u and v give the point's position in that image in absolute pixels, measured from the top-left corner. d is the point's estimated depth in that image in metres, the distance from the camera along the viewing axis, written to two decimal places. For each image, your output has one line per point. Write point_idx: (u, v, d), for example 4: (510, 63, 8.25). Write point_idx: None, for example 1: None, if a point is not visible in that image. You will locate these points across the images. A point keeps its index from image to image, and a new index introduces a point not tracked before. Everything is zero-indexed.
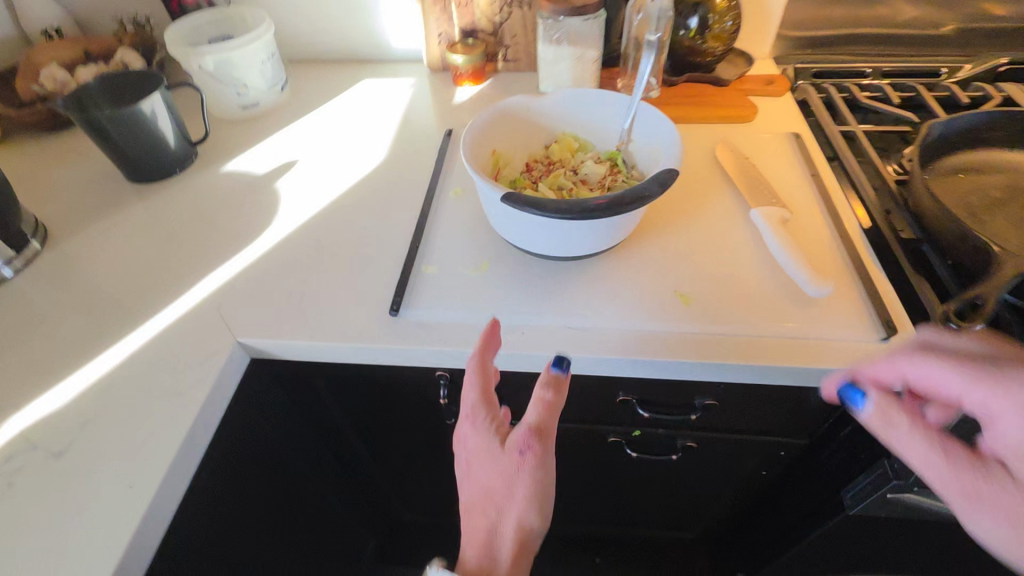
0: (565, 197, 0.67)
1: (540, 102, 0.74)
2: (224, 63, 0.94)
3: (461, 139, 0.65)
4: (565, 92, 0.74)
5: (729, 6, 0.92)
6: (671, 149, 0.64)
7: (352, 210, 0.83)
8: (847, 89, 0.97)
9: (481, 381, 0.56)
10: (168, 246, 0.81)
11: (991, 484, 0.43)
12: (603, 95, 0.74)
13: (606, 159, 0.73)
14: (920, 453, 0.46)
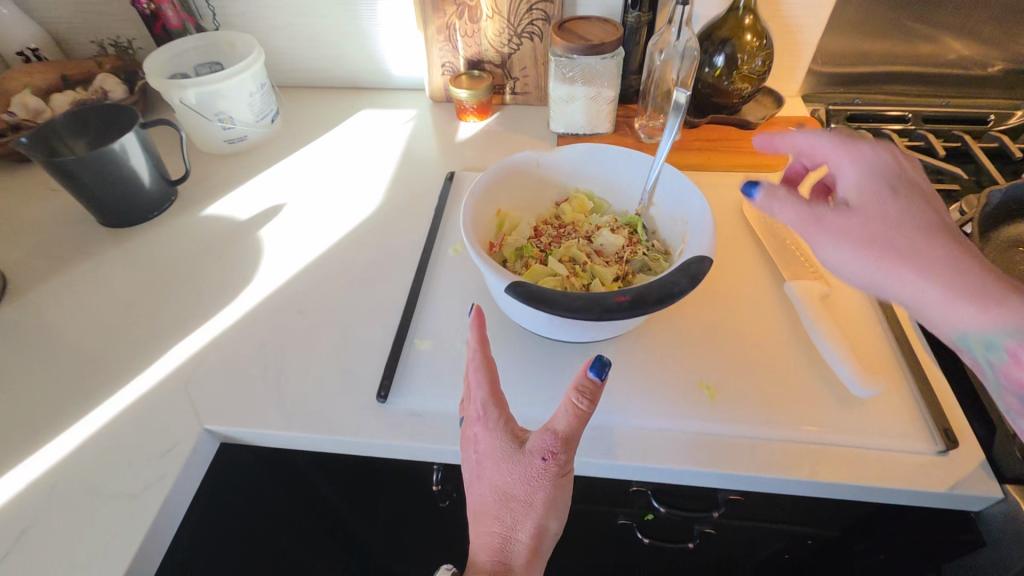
0: (578, 274, 0.60)
1: (549, 158, 0.67)
2: (207, 96, 0.86)
3: (462, 209, 0.58)
4: (577, 147, 0.67)
5: (760, 44, 0.83)
6: (701, 224, 0.56)
7: (342, 266, 0.76)
8: (887, 137, 0.88)
9: (487, 375, 0.51)
10: (137, 302, 0.74)
11: (841, 226, 0.42)
12: (621, 152, 0.66)
13: (623, 225, 0.66)
14: (795, 202, 0.44)
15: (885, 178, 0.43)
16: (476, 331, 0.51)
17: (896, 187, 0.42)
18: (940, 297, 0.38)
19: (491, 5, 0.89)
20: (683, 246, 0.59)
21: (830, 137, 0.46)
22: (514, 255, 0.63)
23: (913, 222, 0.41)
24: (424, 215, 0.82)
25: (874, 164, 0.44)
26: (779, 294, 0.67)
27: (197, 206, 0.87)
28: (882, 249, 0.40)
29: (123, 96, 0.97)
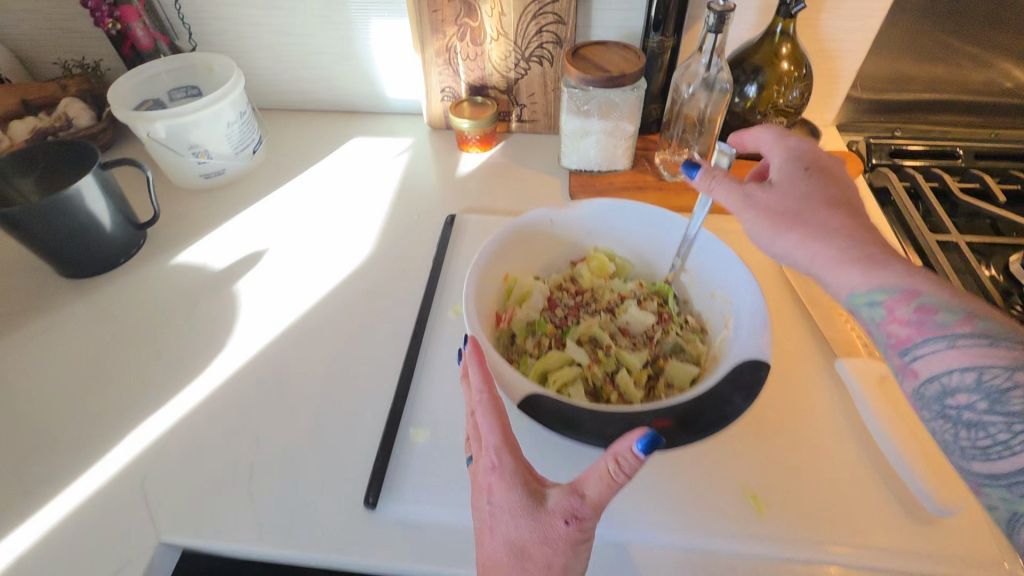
0: (601, 362, 0.51)
1: (564, 215, 0.58)
2: (177, 129, 0.77)
3: (464, 289, 0.49)
4: (596, 204, 0.58)
5: (798, 74, 0.74)
6: (750, 308, 0.48)
7: (327, 327, 0.67)
8: (938, 178, 0.79)
9: (497, 418, 0.41)
10: (92, 370, 0.64)
11: (764, 203, 0.50)
12: (647, 210, 0.57)
13: (652, 296, 0.57)
14: (729, 180, 0.51)
15: (804, 163, 0.51)
16: (476, 366, 0.43)
17: (812, 172, 0.51)
18: (832, 258, 0.46)
19: (497, 26, 0.80)
20: (726, 330, 0.50)
21: (774, 138, 0.55)
22: (525, 332, 0.55)
23: (821, 202, 0.48)
24: (421, 265, 0.73)
25: (796, 158, 0.52)
26: (827, 373, 0.58)
27: (168, 251, 0.78)
28: (798, 223, 0.47)
29: (88, 122, 0.88)
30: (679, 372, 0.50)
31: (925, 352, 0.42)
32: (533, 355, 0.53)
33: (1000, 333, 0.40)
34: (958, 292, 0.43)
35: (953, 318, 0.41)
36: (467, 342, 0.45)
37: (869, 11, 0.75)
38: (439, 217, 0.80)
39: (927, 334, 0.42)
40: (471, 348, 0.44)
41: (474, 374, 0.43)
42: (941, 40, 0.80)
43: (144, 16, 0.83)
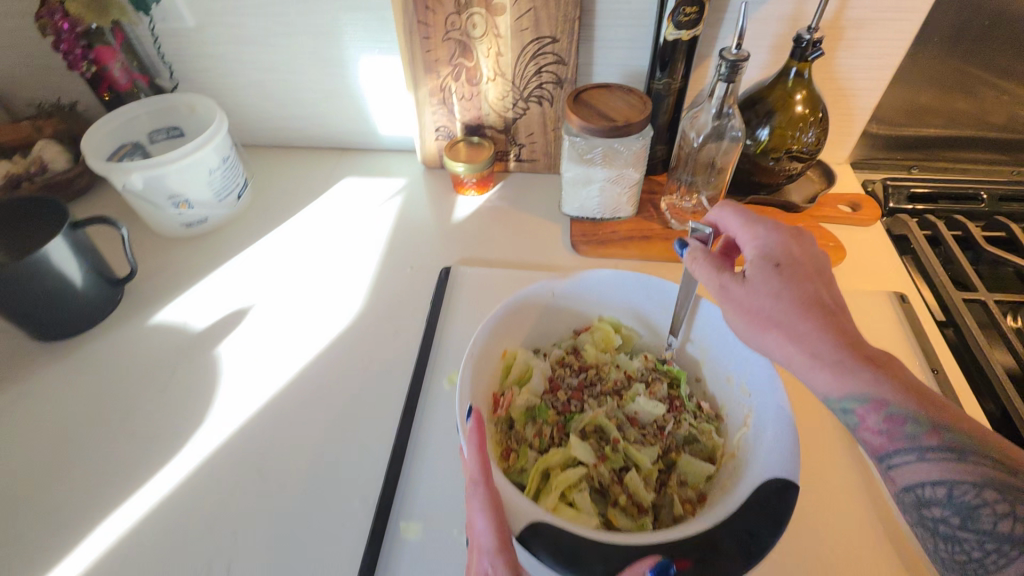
0: (608, 457, 0.48)
1: (564, 286, 0.54)
2: (154, 180, 0.72)
3: (457, 389, 0.45)
4: (599, 273, 0.54)
5: (814, 117, 0.68)
6: (772, 408, 0.43)
7: (312, 397, 0.62)
8: (962, 226, 0.73)
9: (493, 513, 0.36)
10: (62, 450, 0.60)
11: (737, 298, 0.45)
12: (654, 281, 0.53)
13: (660, 373, 0.54)
14: (705, 264, 0.48)
15: (776, 252, 0.46)
16: (475, 446, 0.39)
17: (784, 261, 0.45)
18: (805, 364, 0.42)
19: (493, 66, 0.76)
20: (744, 428, 0.46)
21: (740, 216, 0.48)
22: (525, 419, 0.51)
23: (796, 298, 0.43)
24: (413, 324, 0.69)
25: (767, 243, 0.46)
26: (851, 454, 0.54)
27: (147, 308, 0.74)
28: (773, 325, 0.44)
29: (64, 165, 0.84)
30: (693, 471, 0.46)
31: (898, 461, 0.39)
32: (534, 448, 0.49)
33: (971, 447, 0.36)
34: (934, 395, 0.39)
35: (921, 429, 0.38)
36: (469, 417, 0.42)
37: (889, 49, 0.71)
38: (433, 267, 0.76)
39: (898, 443, 0.39)
40: (472, 426, 0.40)
41: (471, 456, 0.39)
42: (965, 77, 0.75)
43: (121, 54, 0.79)
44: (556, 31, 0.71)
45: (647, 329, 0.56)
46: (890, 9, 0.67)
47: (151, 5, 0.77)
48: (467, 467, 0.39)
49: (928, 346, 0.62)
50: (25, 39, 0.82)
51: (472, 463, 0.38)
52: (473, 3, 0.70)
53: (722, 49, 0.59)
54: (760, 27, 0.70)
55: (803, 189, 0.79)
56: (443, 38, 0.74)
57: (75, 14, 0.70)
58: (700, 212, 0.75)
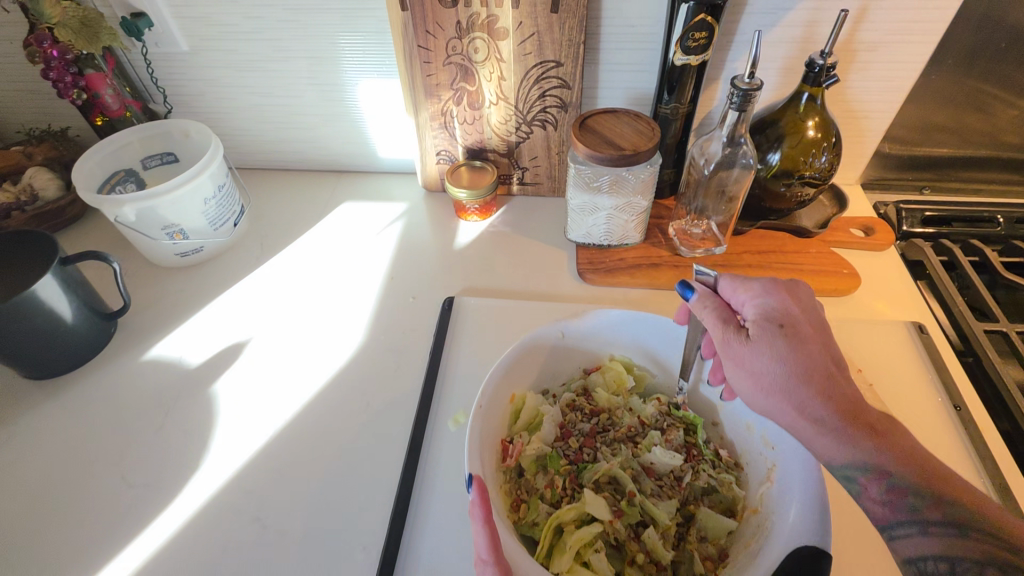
0: (626, 513, 0.46)
1: (575, 326, 0.53)
2: (149, 210, 0.70)
3: (467, 443, 0.44)
4: (612, 312, 0.53)
5: (827, 142, 0.66)
6: (799, 469, 0.42)
7: (313, 440, 0.60)
8: (979, 252, 0.71)
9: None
10: (49, 499, 0.57)
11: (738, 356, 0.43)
12: (668, 323, 0.52)
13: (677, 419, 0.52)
14: (712, 312, 0.46)
15: (778, 312, 0.44)
16: (480, 522, 0.38)
17: (788, 323, 0.43)
18: (815, 428, 0.40)
19: (496, 90, 0.74)
20: (767, 483, 0.45)
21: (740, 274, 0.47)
22: (536, 467, 0.49)
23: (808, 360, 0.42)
24: (416, 359, 0.66)
25: (770, 302, 0.44)
26: None
27: (140, 343, 0.71)
28: (785, 384, 0.41)
29: (55, 193, 0.81)
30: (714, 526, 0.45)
31: (899, 534, 0.37)
32: (547, 502, 0.46)
33: (974, 524, 0.35)
34: (935, 467, 0.38)
35: (923, 501, 0.37)
36: (471, 486, 0.40)
37: (902, 70, 0.69)
38: (435, 297, 0.73)
39: (899, 516, 0.37)
40: (475, 501, 0.38)
41: (479, 533, 0.38)
42: (979, 98, 0.73)
43: (112, 80, 0.77)
44: (560, 55, 0.69)
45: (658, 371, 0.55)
46: (904, 31, 0.65)
47: (144, 30, 0.75)
48: (475, 545, 0.38)
49: (950, 382, 0.60)
50: (13, 63, 0.80)
51: (481, 542, 0.38)
52: (475, 28, 0.68)
53: (733, 77, 0.58)
54: (769, 50, 0.68)
55: (814, 213, 0.78)
56: (444, 63, 0.72)
57: (65, 41, 0.68)
58: (709, 238, 0.74)
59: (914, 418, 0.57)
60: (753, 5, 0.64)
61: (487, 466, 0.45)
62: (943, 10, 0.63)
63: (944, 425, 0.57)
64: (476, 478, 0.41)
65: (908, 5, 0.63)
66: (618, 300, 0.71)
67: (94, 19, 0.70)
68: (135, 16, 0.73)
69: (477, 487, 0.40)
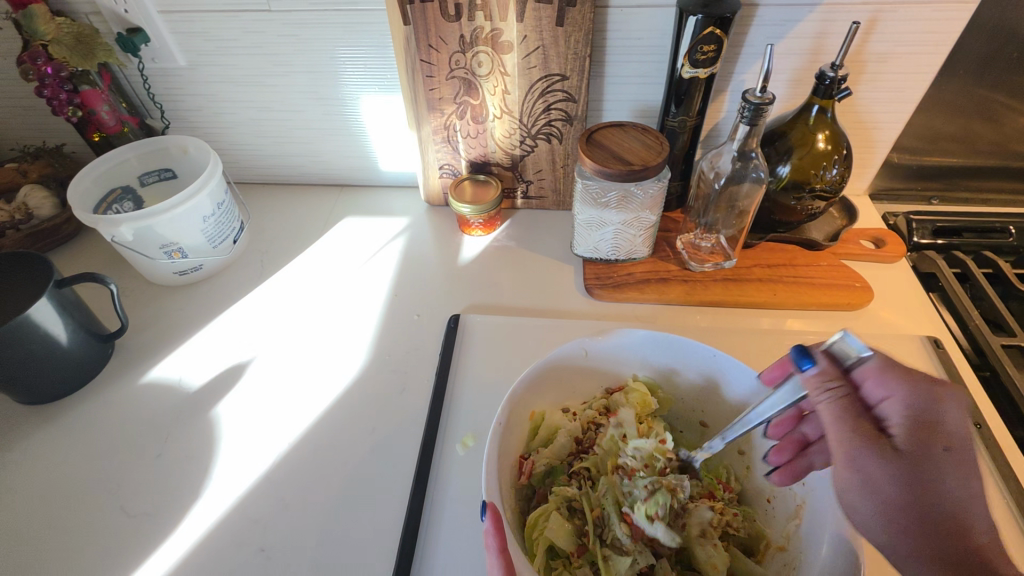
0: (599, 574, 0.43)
1: (605, 342, 0.53)
2: (146, 229, 0.68)
3: (486, 450, 0.43)
4: (644, 331, 0.52)
5: (837, 155, 0.65)
6: (829, 503, 0.42)
7: (317, 468, 0.58)
8: (993, 264, 0.70)
9: None
10: (42, 531, 0.55)
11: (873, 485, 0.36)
12: (701, 347, 0.52)
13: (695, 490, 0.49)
14: (833, 405, 0.38)
15: (934, 432, 0.37)
16: (495, 553, 0.38)
17: (951, 453, 0.36)
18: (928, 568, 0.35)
19: (500, 104, 0.72)
20: (796, 520, 0.45)
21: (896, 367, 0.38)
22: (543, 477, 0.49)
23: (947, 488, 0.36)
24: (421, 380, 0.65)
25: (928, 414, 0.37)
26: None
27: (138, 366, 0.69)
28: (907, 507, 0.36)
29: (50, 211, 0.79)
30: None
31: None
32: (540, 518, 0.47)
33: None
34: None
35: None
36: (483, 511, 0.40)
37: (912, 81, 0.68)
38: (440, 315, 0.72)
39: None
40: (488, 531, 0.38)
41: (493, 562, 0.38)
42: (989, 107, 0.72)
43: (109, 96, 0.75)
44: (565, 69, 0.68)
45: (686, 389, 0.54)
46: (914, 42, 0.64)
47: (141, 45, 0.73)
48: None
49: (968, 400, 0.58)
50: (8, 80, 0.78)
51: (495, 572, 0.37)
52: (479, 42, 0.67)
53: (745, 91, 0.57)
54: (777, 62, 0.68)
55: (825, 225, 0.76)
56: (447, 77, 0.71)
57: (59, 58, 0.67)
58: (718, 252, 0.73)
59: None
60: (762, 17, 0.63)
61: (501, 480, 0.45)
62: (954, 21, 0.62)
63: None
64: (489, 504, 0.40)
65: (918, 16, 0.62)
66: (627, 317, 0.70)
67: (90, 35, 0.69)
68: (131, 32, 0.72)
69: (491, 515, 0.39)
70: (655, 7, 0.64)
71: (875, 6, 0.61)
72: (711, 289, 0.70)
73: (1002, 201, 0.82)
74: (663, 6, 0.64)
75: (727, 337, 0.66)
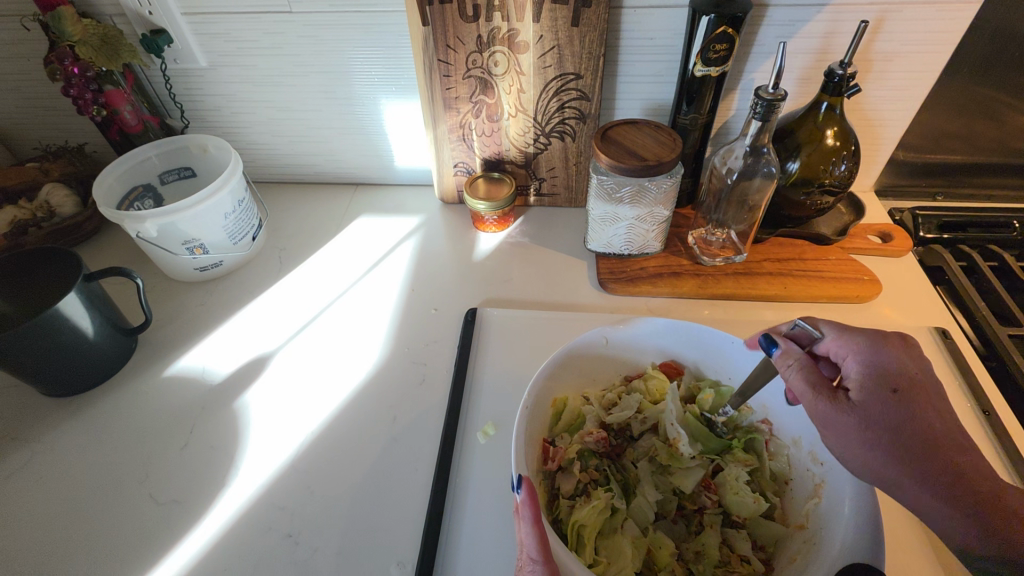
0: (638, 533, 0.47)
1: (624, 331, 0.54)
2: (170, 226, 0.70)
3: (515, 433, 0.45)
4: (662, 319, 0.54)
5: (846, 151, 0.67)
6: (847, 480, 0.43)
7: (341, 456, 0.59)
8: (998, 257, 0.71)
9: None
10: (73, 520, 0.57)
11: (846, 427, 0.41)
12: (718, 335, 0.53)
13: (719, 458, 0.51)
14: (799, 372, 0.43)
15: (891, 374, 0.42)
16: (530, 523, 0.39)
17: (899, 391, 0.41)
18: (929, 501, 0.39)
19: (514, 103, 0.74)
20: (814, 499, 0.46)
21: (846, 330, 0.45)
22: (575, 460, 0.50)
23: (920, 432, 0.40)
24: (441, 373, 0.66)
25: (885, 368, 0.43)
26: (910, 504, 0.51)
27: (160, 359, 0.71)
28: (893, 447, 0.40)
29: (73, 209, 0.81)
30: (746, 548, 0.46)
31: None
32: (566, 497, 0.48)
33: None
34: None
35: None
36: (518, 484, 0.41)
37: (917, 78, 0.70)
38: (458, 308, 0.73)
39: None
40: (523, 502, 0.39)
41: (528, 532, 0.39)
42: (993, 106, 0.74)
43: (131, 96, 0.77)
44: (580, 68, 0.70)
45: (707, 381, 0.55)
46: (921, 41, 0.66)
47: (164, 46, 0.74)
48: (524, 545, 0.39)
49: (977, 388, 0.60)
50: (32, 81, 0.80)
51: (530, 541, 0.39)
52: (495, 41, 0.69)
53: (757, 88, 0.59)
54: (787, 61, 0.69)
55: (831, 221, 0.78)
56: (463, 76, 0.72)
57: (86, 58, 0.69)
58: (728, 246, 0.75)
59: None
60: (771, 17, 0.65)
61: (528, 461, 0.46)
62: (958, 20, 0.64)
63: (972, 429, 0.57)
64: (524, 479, 0.41)
65: (923, 16, 0.64)
66: (641, 310, 0.71)
67: (116, 36, 0.71)
68: (155, 33, 0.73)
69: (526, 488, 0.41)
70: (667, 7, 0.66)
71: (882, 6, 0.63)
72: (723, 283, 0.72)
73: (1003, 197, 0.84)
74: (676, 7, 0.65)
75: (738, 329, 0.68)
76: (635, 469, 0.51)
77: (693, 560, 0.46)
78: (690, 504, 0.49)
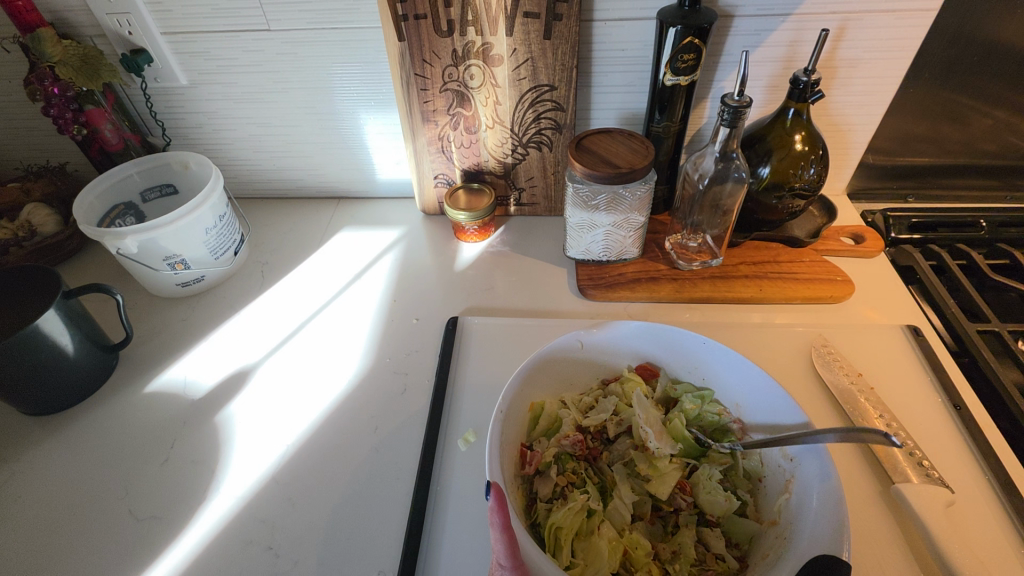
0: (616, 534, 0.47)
1: (600, 334, 0.55)
2: (150, 242, 0.70)
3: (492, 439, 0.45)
4: (638, 322, 0.55)
5: (814, 155, 0.69)
6: (815, 474, 0.44)
7: (323, 467, 0.60)
8: (966, 255, 0.73)
9: None
10: (55, 538, 0.56)
11: None
12: (691, 336, 0.54)
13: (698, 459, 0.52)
14: None
15: None
16: (499, 530, 0.39)
17: None
18: None
19: (492, 114, 0.76)
20: (785, 495, 0.46)
21: None
22: (552, 464, 0.50)
23: None
24: (421, 382, 0.66)
25: None
26: (881, 498, 0.53)
27: (143, 374, 0.71)
28: None
29: (54, 228, 0.81)
30: (719, 546, 0.47)
31: None
32: (544, 501, 0.48)
33: None
34: None
35: None
36: (489, 491, 0.41)
37: (881, 84, 0.72)
38: (439, 318, 0.74)
39: None
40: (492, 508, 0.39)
41: (497, 539, 0.39)
42: (957, 109, 0.76)
43: (112, 114, 0.78)
44: (554, 79, 0.71)
45: (685, 385, 0.56)
46: (882, 49, 0.68)
47: (144, 65, 0.75)
48: (494, 552, 0.39)
49: (948, 383, 0.61)
50: (13, 102, 0.81)
51: (499, 548, 0.39)
52: (470, 55, 0.70)
53: (724, 95, 0.61)
54: (755, 69, 0.71)
55: (805, 223, 0.79)
56: (440, 89, 0.74)
57: (66, 78, 0.69)
58: (705, 251, 0.76)
59: (913, 420, 0.59)
60: (738, 27, 0.67)
61: (504, 464, 0.47)
62: (916, 27, 0.66)
63: (941, 423, 0.58)
64: (494, 484, 0.41)
65: (882, 24, 0.66)
66: (620, 315, 0.72)
67: (95, 56, 0.71)
68: (135, 52, 0.74)
69: (495, 493, 0.40)
70: (638, 19, 0.67)
71: (843, 15, 0.65)
72: (700, 286, 0.73)
73: (971, 198, 0.86)
74: (645, 18, 0.67)
75: (715, 330, 0.69)
76: (611, 472, 0.51)
77: (669, 559, 0.47)
78: (665, 506, 0.49)
